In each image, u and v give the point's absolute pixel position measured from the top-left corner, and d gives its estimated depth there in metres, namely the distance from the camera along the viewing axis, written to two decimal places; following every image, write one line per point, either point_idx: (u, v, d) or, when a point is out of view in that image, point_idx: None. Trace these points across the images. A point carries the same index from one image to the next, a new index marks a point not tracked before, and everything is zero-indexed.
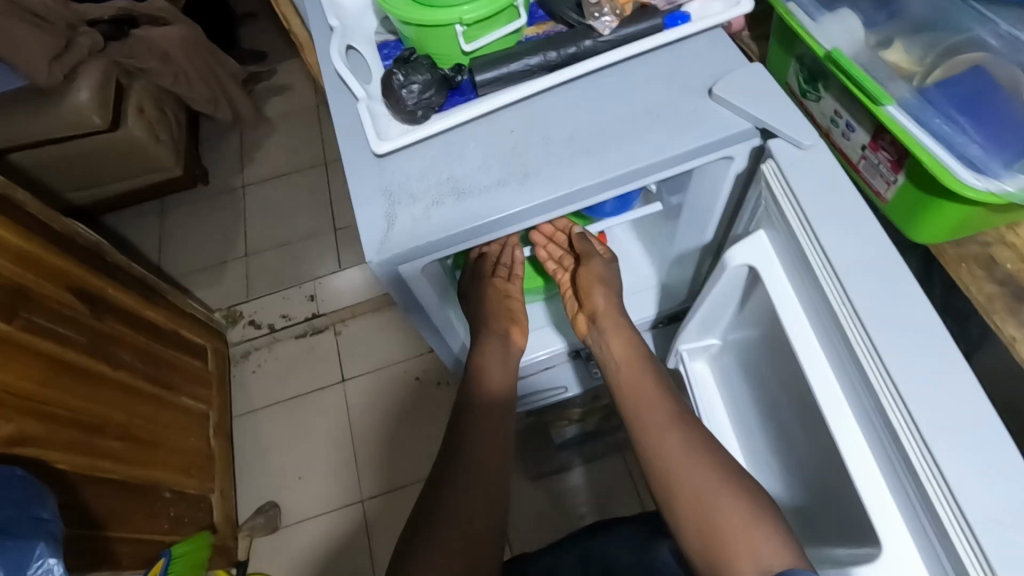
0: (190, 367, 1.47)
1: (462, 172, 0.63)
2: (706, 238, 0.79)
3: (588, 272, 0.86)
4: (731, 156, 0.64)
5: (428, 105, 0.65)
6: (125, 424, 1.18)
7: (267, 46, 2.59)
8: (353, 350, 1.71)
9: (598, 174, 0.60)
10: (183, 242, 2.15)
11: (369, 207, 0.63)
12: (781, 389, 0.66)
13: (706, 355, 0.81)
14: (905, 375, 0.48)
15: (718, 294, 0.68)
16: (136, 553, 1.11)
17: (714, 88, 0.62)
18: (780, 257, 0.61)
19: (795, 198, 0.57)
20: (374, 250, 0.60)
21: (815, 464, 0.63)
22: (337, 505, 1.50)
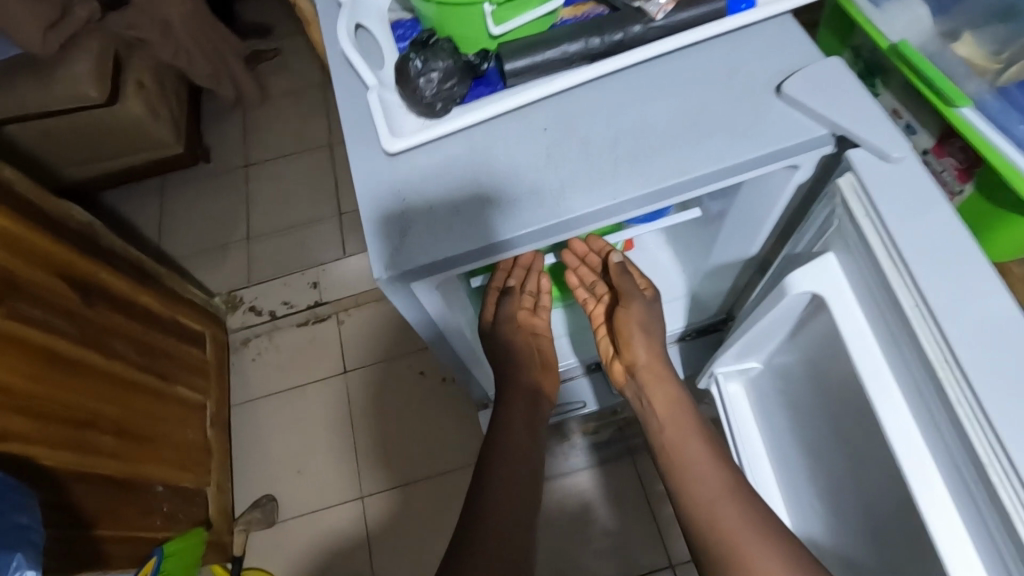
0: (189, 357, 1.42)
1: (488, 177, 0.57)
2: (752, 250, 0.73)
3: (622, 320, 0.79)
4: (798, 165, 0.58)
5: (447, 98, 0.59)
6: (120, 419, 1.12)
7: (272, 20, 2.49)
8: (357, 340, 1.65)
9: (639, 188, 0.54)
10: (185, 222, 2.09)
11: (380, 214, 0.56)
12: (842, 418, 0.62)
13: (741, 377, 0.79)
14: (1016, 439, 0.42)
15: (769, 322, 0.65)
16: (126, 552, 1.07)
17: (783, 87, 0.56)
18: (853, 289, 0.57)
19: (881, 220, 0.52)
20: (381, 265, 0.54)
21: (882, 512, 0.59)
22: (338, 502, 1.45)
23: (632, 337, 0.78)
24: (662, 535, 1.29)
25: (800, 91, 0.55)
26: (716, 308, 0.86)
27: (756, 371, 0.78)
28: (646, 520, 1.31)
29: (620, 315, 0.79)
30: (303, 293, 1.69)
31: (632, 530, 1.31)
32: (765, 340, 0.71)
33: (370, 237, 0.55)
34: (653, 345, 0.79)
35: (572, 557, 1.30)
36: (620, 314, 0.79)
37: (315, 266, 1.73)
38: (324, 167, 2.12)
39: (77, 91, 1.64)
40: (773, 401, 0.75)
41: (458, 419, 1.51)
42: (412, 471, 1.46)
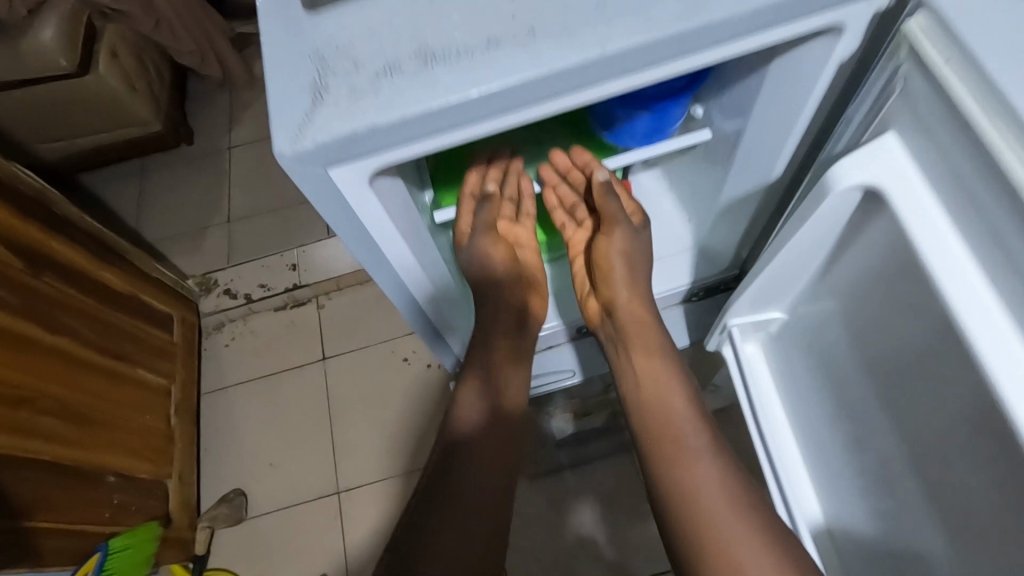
0: (153, 338, 1.32)
1: (436, 32, 0.46)
2: (773, 175, 0.63)
3: (605, 252, 0.71)
4: (841, 26, 0.47)
5: None
6: (68, 399, 1.03)
7: None
8: (338, 324, 1.55)
9: (606, 39, 0.44)
10: (163, 204, 1.96)
11: (294, 77, 0.46)
12: (896, 355, 0.52)
13: (759, 335, 0.69)
14: None
15: (806, 239, 0.55)
16: (65, 548, 0.96)
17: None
18: (921, 173, 0.46)
19: (965, 73, 0.40)
20: (290, 135, 0.44)
21: (966, 460, 0.47)
22: (312, 497, 1.34)
23: (615, 271, 0.71)
24: (660, 537, 1.18)
25: None
26: (729, 259, 0.76)
27: (777, 326, 0.68)
28: (644, 519, 1.20)
29: (602, 246, 0.71)
30: (282, 275, 1.57)
31: (630, 531, 1.19)
32: (793, 278, 0.61)
33: (275, 100, 0.45)
34: (637, 284, 0.71)
35: (564, 560, 1.19)
36: (602, 246, 0.71)
37: (295, 247, 1.61)
38: None
39: (46, 60, 1.55)
40: (804, 354, 0.65)
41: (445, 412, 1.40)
42: (393, 466, 1.36)
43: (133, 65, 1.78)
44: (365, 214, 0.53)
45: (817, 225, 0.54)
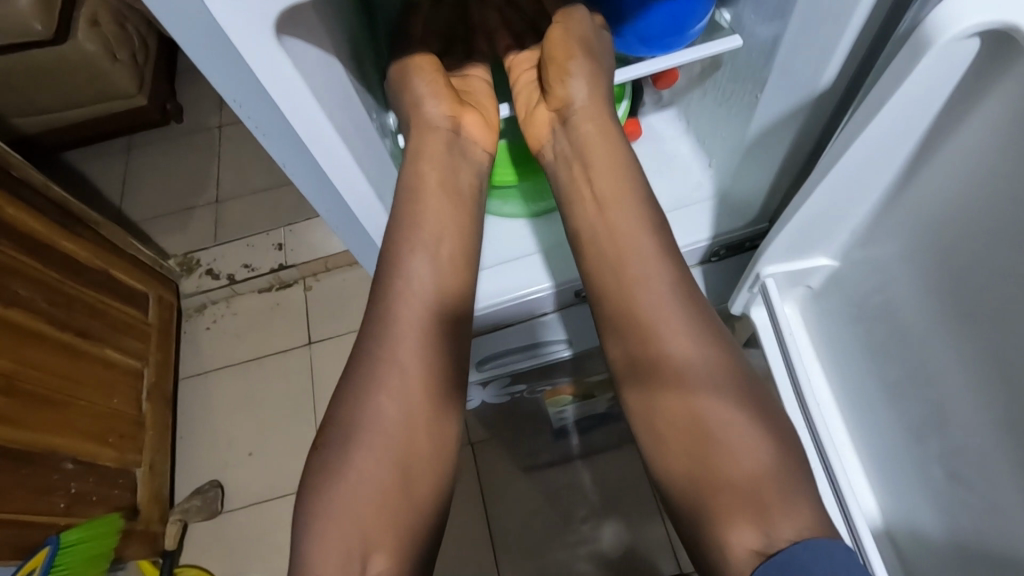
0: (123, 317, 1.24)
1: None
2: (822, 85, 0.50)
3: (558, 38, 0.61)
4: None
5: None
6: (15, 374, 0.94)
7: None
8: (325, 306, 1.45)
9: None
10: (148, 182, 1.88)
11: None
12: (993, 322, 0.41)
13: (799, 296, 0.60)
14: None
15: (877, 164, 0.45)
16: (11, 539, 0.87)
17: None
18: None
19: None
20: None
21: None
22: (294, 489, 1.25)
23: (568, 56, 0.59)
24: (670, 537, 1.08)
25: None
26: (757, 210, 0.66)
27: (819, 287, 0.59)
28: (649, 517, 1.10)
29: (557, 32, 0.61)
30: (267, 256, 1.48)
31: (632, 529, 1.09)
32: (832, 222, 0.51)
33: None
34: (597, 89, 0.60)
35: (561, 562, 1.09)
36: (556, 33, 0.61)
37: (282, 227, 1.52)
38: None
39: (21, 25, 1.47)
40: (850, 316, 0.55)
41: None
42: None
43: (115, 32, 1.69)
44: (268, 76, 0.43)
45: (879, 146, 0.43)
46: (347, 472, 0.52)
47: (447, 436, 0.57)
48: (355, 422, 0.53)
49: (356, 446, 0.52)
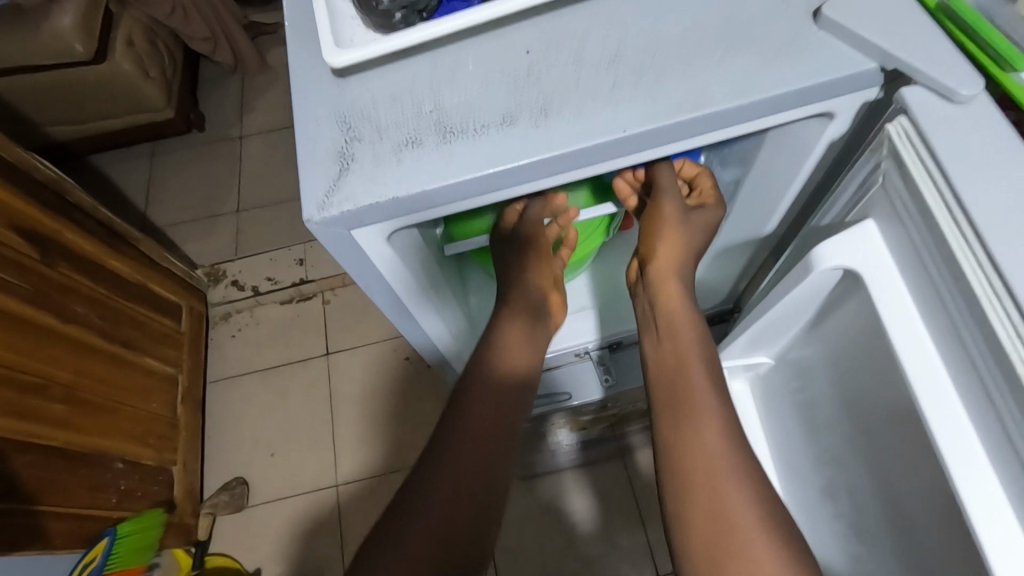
0: (160, 328, 1.35)
1: (453, 102, 0.45)
2: (766, 229, 0.68)
3: (663, 176, 0.66)
4: (831, 113, 0.48)
5: (411, 6, 0.46)
6: (74, 385, 1.05)
7: None
8: (341, 320, 1.57)
9: (639, 121, 0.42)
10: (172, 188, 1.97)
11: (319, 138, 0.45)
12: (874, 433, 0.56)
13: (748, 373, 0.70)
14: None
15: (792, 303, 0.57)
16: (71, 531, 1.00)
17: (822, 9, 0.44)
18: (895, 257, 0.49)
19: (946, 178, 0.42)
20: (317, 202, 0.43)
21: (935, 523, 0.50)
22: (313, 488, 1.38)
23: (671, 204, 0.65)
24: (649, 543, 1.21)
25: (845, 12, 0.43)
26: (724, 294, 0.81)
27: (766, 368, 0.69)
28: (634, 526, 1.23)
29: (662, 173, 0.66)
30: (289, 270, 1.60)
31: (617, 535, 1.23)
32: (777, 333, 0.64)
33: (302, 168, 0.44)
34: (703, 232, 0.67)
35: (554, 561, 1.23)
36: (662, 173, 0.66)
37: (303, 243, 1.64)
38: None
39: (62, 45, 1.56)
40: (784, 400, 0.67)
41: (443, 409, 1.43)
42: (394, 460, 1.39)
43: (148, 52, 1.79)
44: (376, 258, 0.53)
45: (806, 294, 0.56)
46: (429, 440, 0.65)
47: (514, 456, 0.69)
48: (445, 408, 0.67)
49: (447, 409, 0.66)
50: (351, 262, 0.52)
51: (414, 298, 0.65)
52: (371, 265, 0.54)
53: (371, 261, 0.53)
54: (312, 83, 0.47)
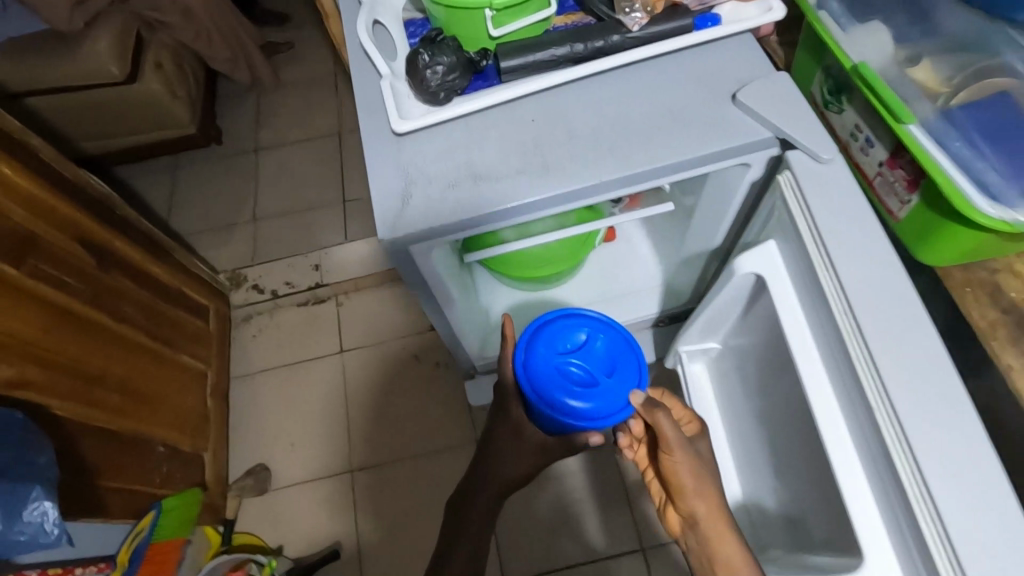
0: (191, 328, 1.49)
1: (480, 157, 0.58)
2: (714, 243, 0.76)
3: (667, 423, 0.65)
4: (748, 163, 0.61)
5: (451, 88, 0.60)
6: (124, 377, 1.17)
7: (287, 7, 2.40)
8: (353, 322, 1.71)
9: (623, 169, 0.56)
10: (191, 197, 2.07)
11: (385, 183, 0.58)
12: (778, 403, 0.67)
13: (705, 358, 0.83)
14: (907, 405, 0.46)
15: (721, 300, 0.67)
16: (126, 505, 1.12)
17: (738, 94, 0.59)
18: (789, 270, 0.59)
19: (814, 219, 0.54)
20: (388, 225, 0.56)
21: (814, 476, 0.63)
22: (329, 473, 1.52)
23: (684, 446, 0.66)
24: (635, 522, 1.33)
25: (753, 98, 0.58)
26: (686, 297, 0.92)
27: (717, 352, 0.81)
28: (621, 508, 1.35)
29: (666, 426, 0.65)
30: (306, 275, 1.74)
31: (608, 516, 1.34)
32: (721, 322, 0.73)
33: (376, 207, 0.57)
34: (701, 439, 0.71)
35: (550, 539, 1.33)
36: (663, 422, 0.65)
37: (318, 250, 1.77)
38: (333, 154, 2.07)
39: (98, 67, 1.68)
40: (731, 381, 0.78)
41: (450, 403, 1.56)
42: (404, 450, 1.52)
43: (174, 73, 1.92)
44: (427, 276, 0.65)
45: (731, 292, 0.66)
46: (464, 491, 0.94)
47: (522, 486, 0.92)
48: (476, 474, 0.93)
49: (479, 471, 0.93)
50: (402, 276, 0.63)
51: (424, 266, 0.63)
52: (412, 276, 0.64)
53: (407, 274, 0.63)
54: (376, 134, 0.61)
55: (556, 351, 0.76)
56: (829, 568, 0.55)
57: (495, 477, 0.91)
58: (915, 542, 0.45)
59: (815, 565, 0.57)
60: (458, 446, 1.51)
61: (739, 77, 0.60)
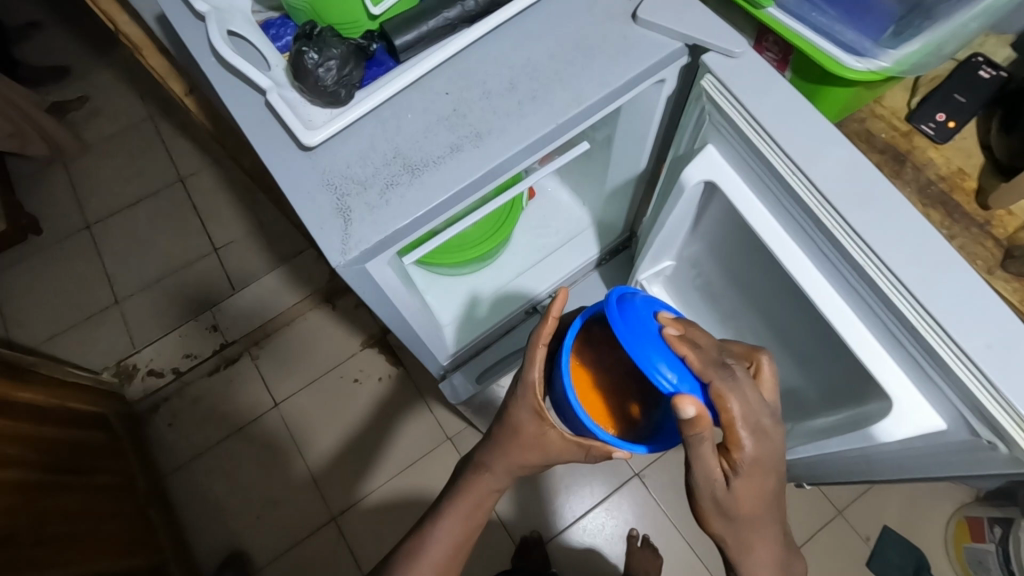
0: (92, 442, 1.30)
1: (410, 145, 0.54)
2: (640, 166, 0.77)
3: (711, 437, 0.48)
4: (663, 79, 0.61)
5: (350, 82, 0.55)
6: (38, 526, 1.00)
7: (62, 57, 2.04)
8: (278, 369, 1.58)
9: (556, 116, 0.55)
10: (24, 303, 1.72)
11: (316, 207, 0.52)
12: (751, 288, 0.69)
13: (660, 278, 0.84)
14: (886, 248, 0.47)
15: (677, 216, 0.66)
16: None
17: (638, 13, 0.58)
18: (734, 164, 0.58)
19: (747, 109, 0.53)
20: (339, 251, 0.50)
21: (784, 342, 0.70)
22: (310, 530, 1.42)
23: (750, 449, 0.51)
24: None
25: (653, 12, 0.57)
26: (621, 228, 0.93)
27: (672, 268, 0.81)
28: None
29: (740, 406, 0.50)
30: (203, 340, 1.59)
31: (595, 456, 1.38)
32: (674, 237, 0.72)
33: (314, 230, 0.51)
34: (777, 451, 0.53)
35: (551, 498, 1.36)
36: (737, 402, 0.50)
37: (207, 310, 1.62)
38: (183, 205, 1.81)
39: None
40: (691, 286, 0.81)
41: (412, 413, 1.51)
42: (377, 476, 1.46)
43: None
44: (389, 290, 0.60)
45: (684, 208, 0.65)
46: (403, 549, 0.68)
47: (466, 546, 0.68)
48: (423, 533, 0.67)
49: (431, 532, 0.67)
50: (362, 297, 0.57)
51: (387, 286, 0.59)
52: (370, 295, 0.58)
53: (364, 296, 0.57)
54: (288, 157, 0.54)
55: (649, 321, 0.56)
56: (862, 420, 0.59)
57: (445, 537, 0.66)
58: (933, 366, 0.48)
59: (832, 428, 0.65)
60: (434, 450, 1.47)
61: None
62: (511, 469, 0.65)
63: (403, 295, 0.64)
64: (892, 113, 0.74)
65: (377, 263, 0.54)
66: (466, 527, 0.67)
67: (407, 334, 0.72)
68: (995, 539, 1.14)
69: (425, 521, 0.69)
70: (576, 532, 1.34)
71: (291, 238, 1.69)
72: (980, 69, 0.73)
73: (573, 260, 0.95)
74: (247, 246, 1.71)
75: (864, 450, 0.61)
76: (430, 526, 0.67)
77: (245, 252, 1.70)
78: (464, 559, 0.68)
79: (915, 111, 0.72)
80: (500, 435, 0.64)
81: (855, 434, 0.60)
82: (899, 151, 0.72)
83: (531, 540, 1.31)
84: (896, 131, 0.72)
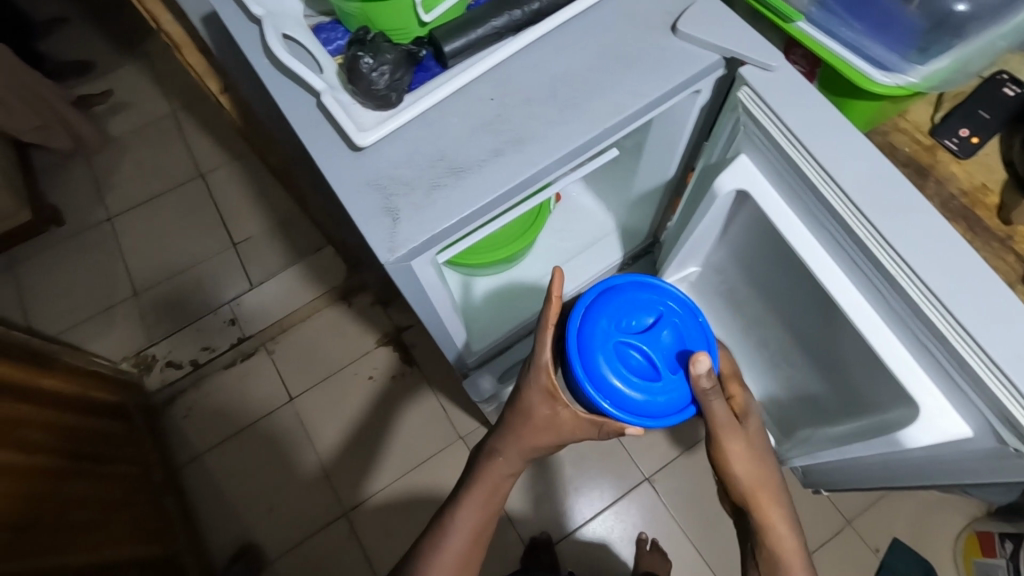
0: (111, 431, 1.32)
1: (454, 147, 0.56)
2: (668, 173, 0.79)
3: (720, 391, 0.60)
4: (699, 90, 0.62)
5: (400, 86, 0.57)
6: (59, 512, 1.02)
7: (88, 52, 2.07)
8: (294, 363, 1.60)
9: (596, 124, 0.57)
10: (45, 293, 1.75)
11: (364, 205, 0.54)
12: (776, 295, 0.71)
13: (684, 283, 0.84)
14: (918, 258, 0.49)
15: (707, 223, 0.68)
16: None
17: (677, 25, 0.60)
18: (766, 173, 0.59)
19: (782, 120, 0.55)
20: (386, 248, 0.52)
21: (807, 349, 0.72)
22: (321, 524, 1.44)
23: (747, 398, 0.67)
24: (632, 455, 1.39)
25: (693, 26, 0.59)
26: (644, 234, 0.95)
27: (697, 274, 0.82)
28: (615, 447, 1.40)
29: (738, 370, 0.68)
30: (222, 333, 1.61)
31: (605, 458, 1.39)
32: (704, 241, 0.73)
33: (361, 227, 0.53)
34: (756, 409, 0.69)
35: (561, 499, 1.37)
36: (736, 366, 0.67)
37: (226, 304, 1.64)
38: (203, 200, 1.84)
39: None
40: (714, 291, 0.82)
41: (424, 410, 1.52)
42: (388, 472, 1.47)
43: None
44: (429, 288, 0.61)
45: (715, 214, 0.66)
46: (425, 540, 0.69)
47: (487, 535, 0.70)
48: (443, 523, 0.69)
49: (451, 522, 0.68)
50: (403, 293, 0.59)
51: (428, 283, 0.61)
52: (410, 292, 0.60)
53: (405, 291, 0.59)
54: (338, 157, 0.56)
55: (619, 326, 0.62)
56: (886, 428, 0.60)
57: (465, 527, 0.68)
58: (962, 374, 0.49)
59: (854, 435, 0.67)
60: (446, 448, 1.48)
61: (669, 10, 0.62)
62: (524, 452, 0.68)
63: (443, 294, 0.66)
64: (914, 126, 0.75)
65: (421, 261, 0.56)
66: (484, 513, 0.69)
67: (436, 331, 0.73)
68: (1006, 553, 1.14)
69: (446, 510, 0.70)
70: (586, 534, 1.35)
71: (309, 236, 1.71)
72: (1005, 86, 0.74)
73: (597, 263, 0.96)
74: (266, 242, 1.74)
75: (885, 456, 0.63)
76: (450, 516, 0.69)
77: (263, 248, 1.73)
78: (483, 549, 0.70)
79: (939, 125, 0.73)
80: (512, 419, 0.67)
81: (880, 441, 0.61)
82: (921, 164, 0.73)
83: (540, 541, 1.32)
84: (919, 145, 0.73)
